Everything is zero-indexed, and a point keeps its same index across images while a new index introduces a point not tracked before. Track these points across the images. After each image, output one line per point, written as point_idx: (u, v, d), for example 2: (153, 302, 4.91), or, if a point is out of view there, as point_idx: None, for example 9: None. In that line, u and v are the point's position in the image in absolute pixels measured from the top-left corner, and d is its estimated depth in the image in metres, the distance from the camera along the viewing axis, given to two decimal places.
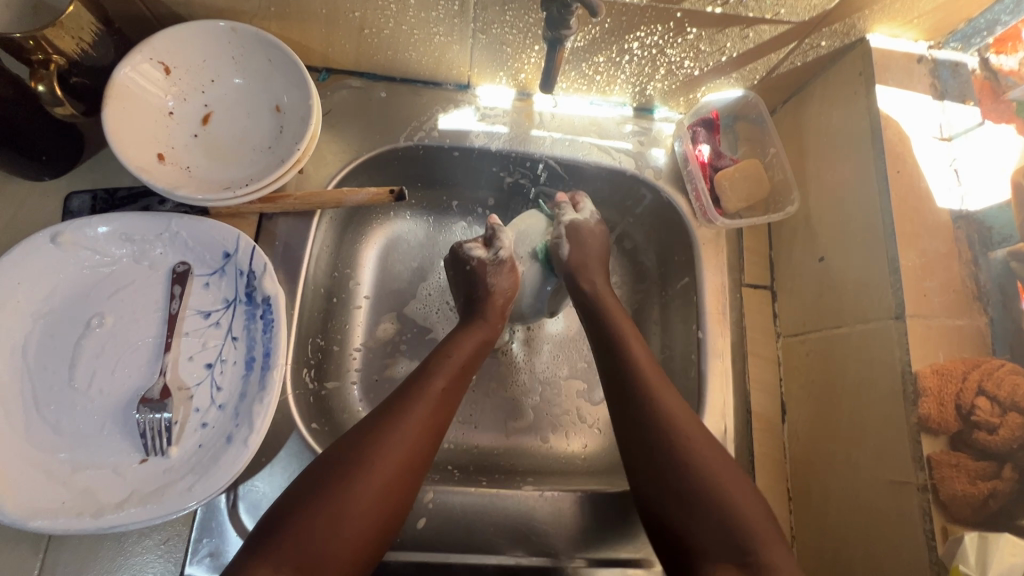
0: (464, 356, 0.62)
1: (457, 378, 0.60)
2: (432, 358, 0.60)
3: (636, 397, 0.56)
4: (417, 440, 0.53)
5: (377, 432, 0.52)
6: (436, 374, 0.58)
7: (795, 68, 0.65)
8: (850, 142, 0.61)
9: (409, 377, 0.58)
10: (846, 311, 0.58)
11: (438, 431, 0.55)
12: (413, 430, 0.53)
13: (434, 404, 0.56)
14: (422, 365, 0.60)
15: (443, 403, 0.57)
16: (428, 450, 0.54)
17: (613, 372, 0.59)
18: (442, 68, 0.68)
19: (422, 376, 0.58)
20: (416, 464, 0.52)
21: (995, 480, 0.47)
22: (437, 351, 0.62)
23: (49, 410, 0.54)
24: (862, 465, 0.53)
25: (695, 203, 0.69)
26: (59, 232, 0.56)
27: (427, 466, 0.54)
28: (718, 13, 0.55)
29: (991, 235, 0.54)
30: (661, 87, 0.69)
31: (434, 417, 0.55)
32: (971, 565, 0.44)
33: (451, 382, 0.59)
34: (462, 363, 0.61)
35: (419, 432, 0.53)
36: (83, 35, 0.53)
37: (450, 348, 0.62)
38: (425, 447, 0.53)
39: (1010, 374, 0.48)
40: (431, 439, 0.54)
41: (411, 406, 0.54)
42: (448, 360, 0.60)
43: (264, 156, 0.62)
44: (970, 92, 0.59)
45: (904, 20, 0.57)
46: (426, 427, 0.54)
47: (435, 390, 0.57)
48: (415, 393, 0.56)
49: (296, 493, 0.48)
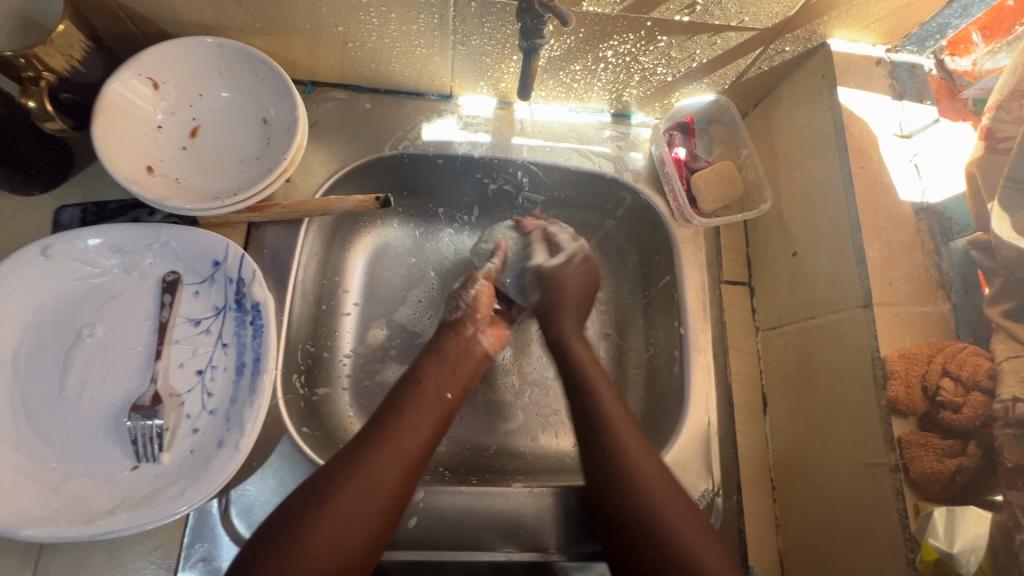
0: (439, 380, 0.61)
1: (431, 400, 0.59)
2: (401, 385, 0.61)
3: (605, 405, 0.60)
4: (382, 468, 0.52)
5: (346, 462, 0.52)
6: (407, 400, 0.58)
7: (763, 72, 0.68)
8: (817, 142, 0.63)
9: (385, 406, 0.58)
10: (819, 303, 0.60)
11: (412, 455, 0.54)
12: (384, 457, 0.53)
13: (403, 429, 0.55)
14: (394, 393, 0.60)
15: (414, 428, 0.56)
16: (401, 476, 0.53)
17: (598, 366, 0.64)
18: (424, 79, 0.70)
19: (396, 404, 0.58)
20: (382, 493, 0.51)
21: (961, 457, 0.48)
22: (410, 374, 0.62)
23: (40, 420, 0.54)
24: (839, 450, 0.55)
25: (673, 203, 0.72)
26: (50, 245, 0.57)
27: (402, 493, 0.53)
28: (686, 21, 0.58)
29: (951, 225, 0.57)
30: (637, 94, 0.72)
31: (404, 442, 0.55)
32: (940, 539, 0.46)
33: (424, 405, 0.58)
34: (436, 384, 0.61)
35: (388, 460, 0.53)
36: (73, 52, 0.55)
37: (419, 369, 0.62)
38: (398, 473, 0.53)
39: (973, 356, 0.50)
40: (402, 465, 0.53)
41: (380, 434, 0.54)
42: (417, 384, 0.60)
43: (252, 166, 0.63)
44: (927, 92, 0.63)
45: (861, 25, 0.60)
46: (394, 453, 0.53)
47: (406, 416, 0.57)
48: (387, 421, 0.56)
49: (266, 534, 0.48)
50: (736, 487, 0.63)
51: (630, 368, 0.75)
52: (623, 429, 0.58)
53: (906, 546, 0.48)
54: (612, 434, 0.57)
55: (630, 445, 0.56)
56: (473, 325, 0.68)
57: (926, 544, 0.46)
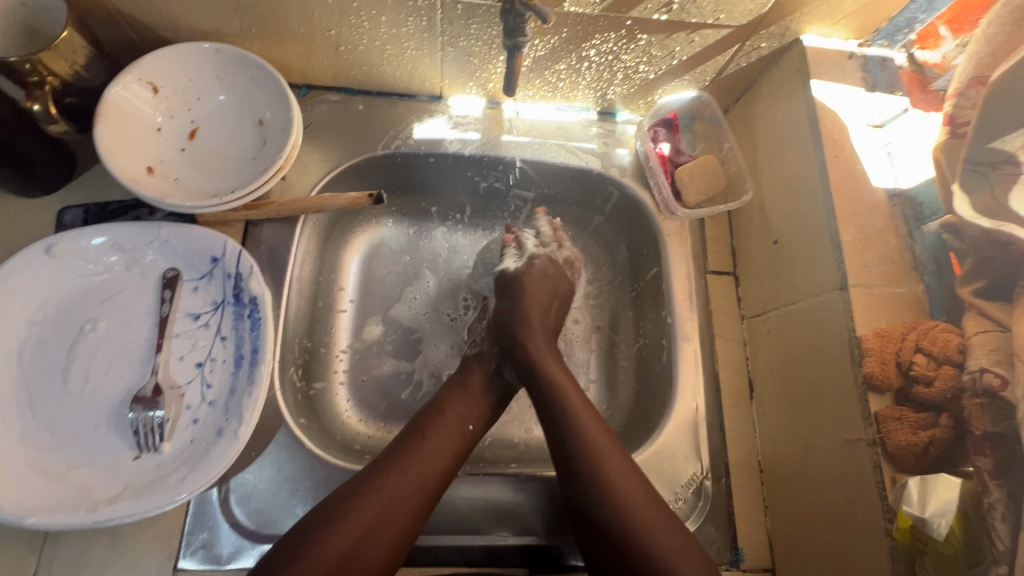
0: (461, 410, 0.61)
1: (454, 431, 0.59)
2: (425, 412, 0.61)
3: (580, 417, 0.57)
4: (398, 497, 0.52)
5: (360, 488, 0.52)
6: (430, 428, 0.58)
7: (741, 68, 0.70)
8: (794, 135, 0.66)
9: (403, 434, 0.58)
10: (800, 288, 0.62)
11: (430, 486, 0.54)
12: (399, 487, 0.52)
13: (424, 457, 0.55)
14: (416, 420, 0.60)
15: (433, 458, 0.56)
16: (416, 506, 0.53)
17: (559, 370, 0.62)
18: (414, 81, 0.73)
19: (414, 433, 0.58)
20: (396, 523, 0.51)
21: (934, 428, 0.50)
22: (433, 404, 0.62)
23: (44, 412, 0.56)
24: (821, 429, 0.57)
25: (658, 197, 0.74)
26: (53, 243, 0.59)
27: (415, 523, 0.52)
28: (664, 20, 0.60)
29: (923, 210, 0.59)
30: (621, 92, 0.74)
31: (422, 472, 0.54)
32: (914, 505, 0.48)
33: (446, 437, 0.58)
34: (459, 416, 0.60)
35: (404, 490, 0.52)
36: (77, 58, 0.57)
37: (443, 399, 0.62)
38: (413, 503, 0.52)
39: (944, 333, 0.52)
40: (419, 494, 0.53)
41: (397, 464, 0.54)
42: (439, 411, 0.60)
43: (249, 166, 0.66)
44: (898, 84, 0.65)
45: (833, 20, 0.63)
46: (412, 483, 0.53)
47: (427, 444, 0.57)
48: (404, 451, 0.55)
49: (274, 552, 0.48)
50: (724, 471, 0.64)
51: (620, 359, 0.76)
52: (602, 441, 0.55)
53: (885, 517, 0.50)
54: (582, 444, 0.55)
55: (621, 480, 0.52)
56: (496, 363, 0.67)
57: (900, 512, 0.49)
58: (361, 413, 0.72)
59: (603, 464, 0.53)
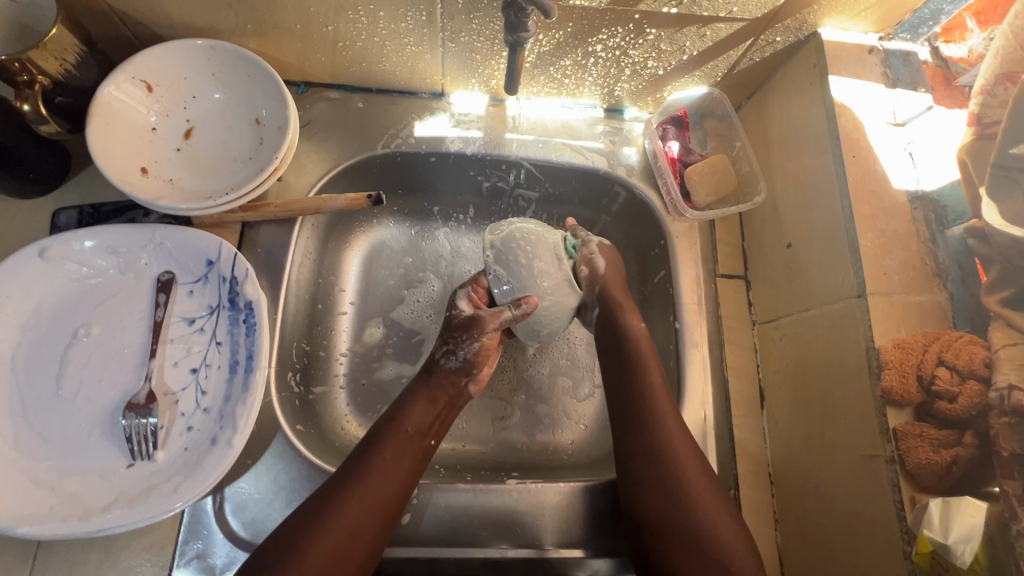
0: (417, 425, 0.59)
1: (415, 447, 0.57)
2: (381, 425, 0.58)
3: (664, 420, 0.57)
4: (358, 521, 0.51)
5: (316, 515, 0.50)
6: (387, 444, 0.56)
7: (755, 64, 0.67)
8: (810, 134, 0.63)
9: (358, 449, 0.56)
10: (814, 295, 0.60)
11: (391, 509, 0.53)
12: (356, 511, 0.51)
13: (382, 480, 0.53)
14: (372, 433, 0.57)
15: (390, 478, 0.54)
16: (375, 533, 0.51)
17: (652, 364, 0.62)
18: (416, 78, 0.71)
19: (369, 449, 0.56)
20: (358, 546, 0.50)
21: (958, 447, 0.47)
22: (391, 415, 0.59)
23: (37, 419, 0.55)
24: (835, 442, 0.55)
25: (667, 197, 0.71)
26: (46, 247, 0.58)
27: (377, 550, 0.52)
28: (674, 13, 0.57)
29: (947, 213, 0.56)
30: (629, 88, 0.71)
31: (381, 494, 0.53)
32: (935, 530, 0.45)
33: (405, 453, 0.56)
34: (416, 430, 0.58)
35: (362, 514, 0.51)
36: (67, 56, 0.55)
37: (403, 412, 0.59)
38: (372, 525, 0.51)
39: (968, 344, 0.50)
40: (380, 520, 0.52)
41: (354, 486, 0.52)
42: (399, 426, 0.58)
43: (245, 166, 0.64)
44: (922, 79, 0.62)
45: (852, 13, 0.60)
46: (370, 506, 0.52)
47: (384, 462, 0.55)
48: (360, 471, 0.54)
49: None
50: (733, 481, 0.62)
51: None
52: (679, 439, 0.56)
53: (902, 539, 0.47)
54: (668, 454, 0.55)
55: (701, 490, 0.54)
56: (466, 379, 0.64)
57: (920, 535, 0.46)
58: (360, 418, 0.71)
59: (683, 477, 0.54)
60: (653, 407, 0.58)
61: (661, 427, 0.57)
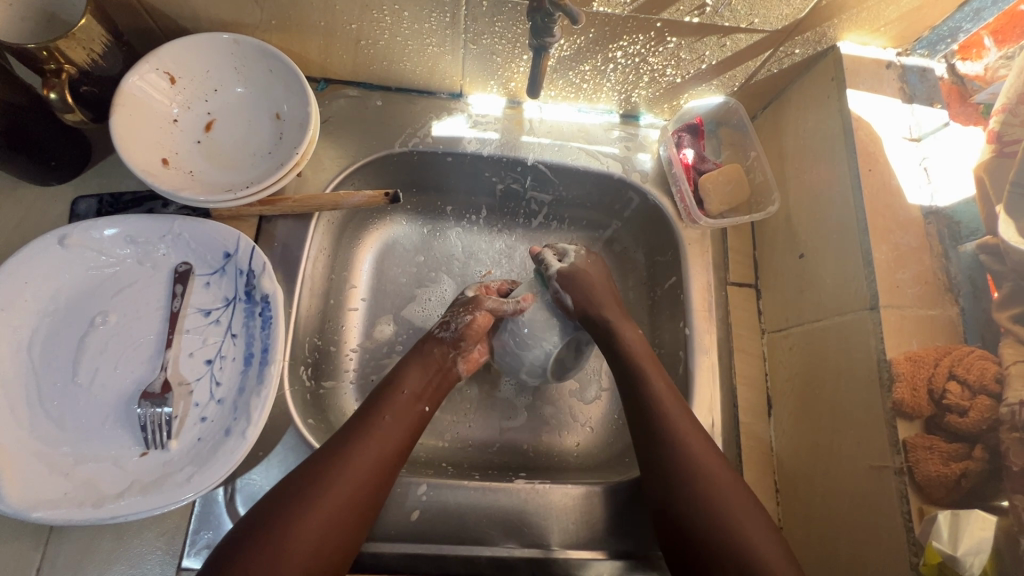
0: (413, 388, 0.60)
1: (412, 412, 0.59)
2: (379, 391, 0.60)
3: (679, 423, 0.56)
4: (363, 469, 0.52)
5: (322, 465, 0.52)
6: (386, 405, 0.58)
7: (772, 74, 0.68)
8: (827, 145, 0.64)
9: (359, 411, 0.57)
10: (826, 305, 0.60)
11: (390, 469, 0.54)
12: (361, 461, 0.52)
13: (382, 441, 0.55)
14: (371, 398, 0.59)
15: (391, 434, 0.56)
16: (377, 487, 0.52)
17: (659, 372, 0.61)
18: (435, 78, 0.71)
19: (369, 410, 0.57)
20: (364, 493, 0.51)
21: (967, 461, 0.48)
22: (388, 381, 0.61)
23: (53, 405, 0.55)
24: (843, 452, 0.55)
25: (680, 204, 0.72)
26: (66, 234, 0.58)
27: (376, 508, 0.52)
28: (696, 22, 0.58)
29: (960, 228, 0.57)
30: (646, 95, 0.72)
31: (382, 447, 0.54)
32: (944, 542, 0.46)
33: (405, 414, 0.58)
34: (413, 396, 0.60)
35: (365, 465, 0.52)
36: (94, 46, 0.56)
37: (399, 377, 0.61)
38: (376, 474, 0.53)
39: (979, 360, 0.50)
40: (381, 479, 0.53)
41: (357, 439, 0.54)
42: (397, 391, 0.59)
43: (264, 160, 0.64)
44: (937, 96, 0.63)
45: (872, 28, 0.61)
46: (372, 458, 0.53)
47: (383, 420, 0.56)
48: (361, 428, 0.55)
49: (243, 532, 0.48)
50: None
51: None
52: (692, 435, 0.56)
53: (910, 550, 0.48)
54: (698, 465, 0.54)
55: (739, 510, 0.51)
56: (455, 352, 0.66)
57: (928, 547, 0.47)
58: None
59: (703, 480, 0.53)
60: (670, 427, 0.56)
61: (682, 442, 0.55)
